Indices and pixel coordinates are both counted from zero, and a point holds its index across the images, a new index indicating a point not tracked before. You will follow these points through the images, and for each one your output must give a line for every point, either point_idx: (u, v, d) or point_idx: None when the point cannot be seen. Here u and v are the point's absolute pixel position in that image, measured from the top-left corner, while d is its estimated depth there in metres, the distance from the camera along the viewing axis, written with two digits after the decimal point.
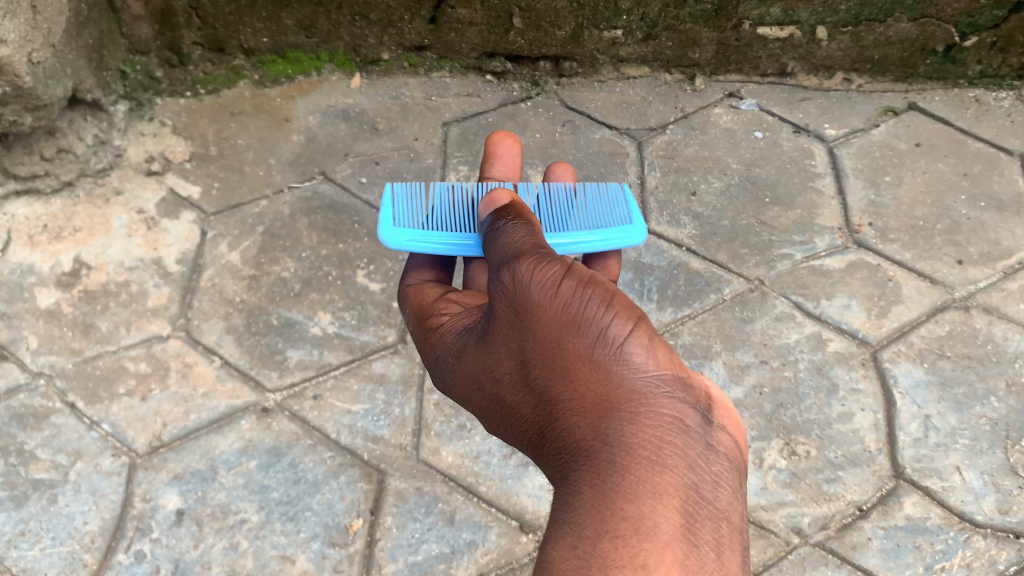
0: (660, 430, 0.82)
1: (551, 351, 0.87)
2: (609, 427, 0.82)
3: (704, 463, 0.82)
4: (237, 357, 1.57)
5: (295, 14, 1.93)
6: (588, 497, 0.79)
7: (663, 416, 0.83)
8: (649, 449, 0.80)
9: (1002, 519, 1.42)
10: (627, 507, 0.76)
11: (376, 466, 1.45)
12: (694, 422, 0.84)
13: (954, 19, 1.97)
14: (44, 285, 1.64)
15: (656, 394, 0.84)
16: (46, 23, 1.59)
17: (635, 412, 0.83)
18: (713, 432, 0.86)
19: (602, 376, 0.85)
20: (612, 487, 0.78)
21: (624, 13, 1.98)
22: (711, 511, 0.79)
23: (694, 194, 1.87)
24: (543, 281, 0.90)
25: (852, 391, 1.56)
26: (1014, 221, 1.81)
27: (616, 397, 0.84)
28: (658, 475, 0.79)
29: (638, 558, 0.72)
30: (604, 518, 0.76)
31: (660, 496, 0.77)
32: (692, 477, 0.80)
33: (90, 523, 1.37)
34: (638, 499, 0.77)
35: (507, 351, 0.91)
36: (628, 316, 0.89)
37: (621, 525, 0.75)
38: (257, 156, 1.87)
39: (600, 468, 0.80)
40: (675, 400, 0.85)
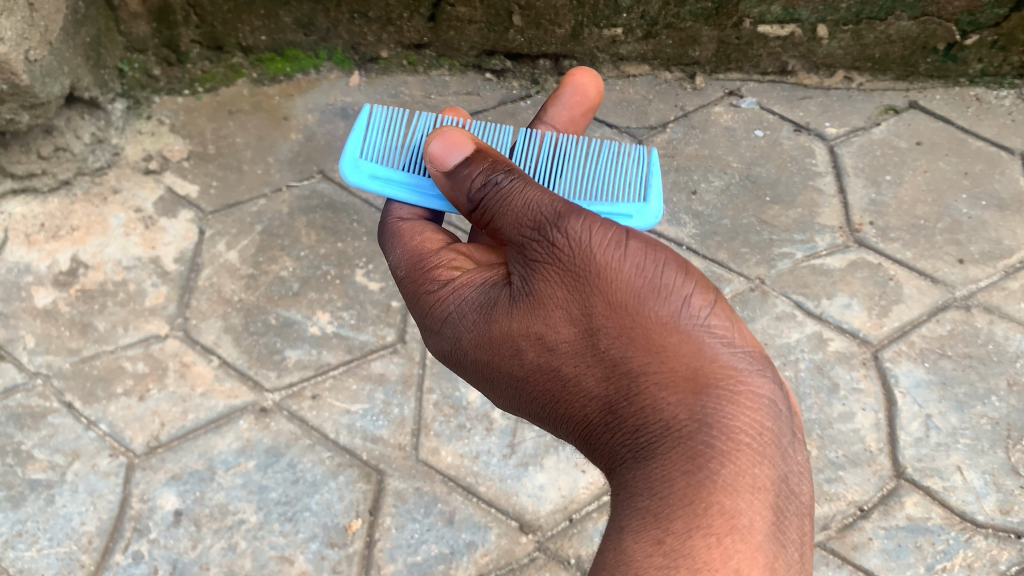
0: (755, 416, 0.77)
1: (628, 320, 0.80)
2: (704, 408, 0.76)
3: (790, 451, 0.78)
4: (235, 357, 1.56)
5: (293, 12, 1.92)
6: (677, 483, 0.73)
7: (757, 400, 0.78)
8: (746, 435, 0.75)
9: (1002, 519, 1.42)
10: (723, 500, 0.71)
11: (375, 466, 1.44)
12: (779, 407, 0.80)
13: (955, 18, 1.96)
14: (41, 284, 1.63)
15: (743, 373, 0.79)
16: (43, 21, 1.58)
17: (725, 394, 0.77)
18: (792, 422, 0.82)
19: (688, 353, 0.79)
20: (707, 476, 0.72)
21: (624, 10, 1.97)
22: (796, 506, 0.75)
23: (694, 193, 1.86)
24: (614, 245, 0.83)
25: (853, 390, 1.56)
26: (1015, 220, 1.81)
27: (705, 375, 0.78)
28: (755, 466, 0.74)
29: (731, 559, 0.68)
30: (698, 510, 0.71)
31: (757, 491, 0.72)
32: (783, 469, 0.76)
33: (87, 524, 1.36)
34: (736, 492, 0.71)
35: (573, 317, 0.83)
36: (708, 289, 0.83)
37: (716, 520, 0.70)
38: (255, 154, 1.87)
39: (688, 452, 0.74)
40: (764, 384, 0.80)
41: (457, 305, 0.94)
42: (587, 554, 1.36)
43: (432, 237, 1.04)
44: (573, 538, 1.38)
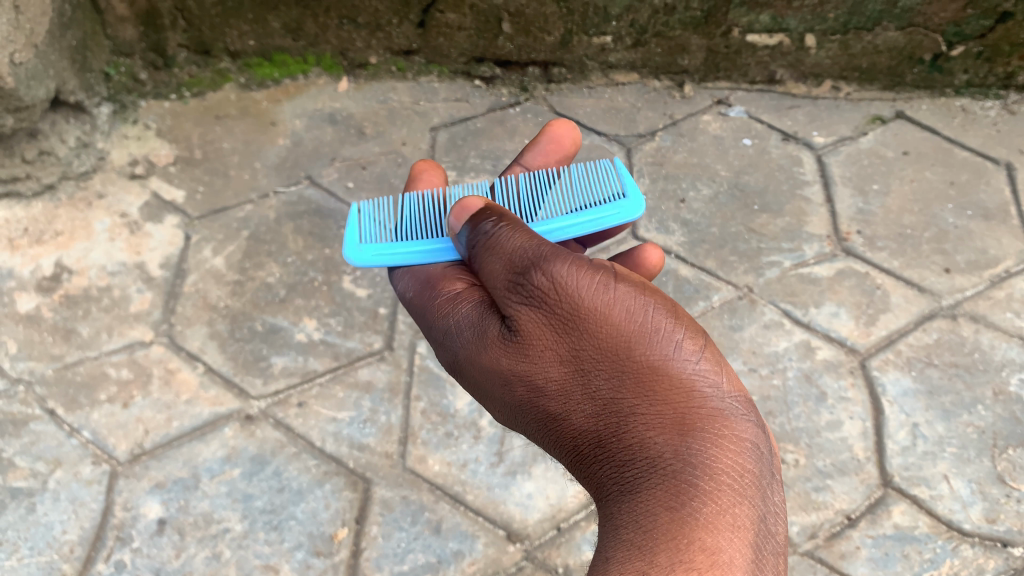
0: (740, 454, 0.76)
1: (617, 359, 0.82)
2: (690, 447, 0.76)
3: (773, 496, 0.77)
4: (221, 363, 1.54)
5: (281, 17, 1.92)
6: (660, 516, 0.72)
7: (741, 439, 0.78)
8: (731, 476, 0.74)
9: (989, 528, 1.42)
10: (705, 537, 0.70)
11: (361, 475, 1.43)
12: (765, 453, 0.80)
13: (941, 29, 1.98)
14: (24, 289, 1.61)
15: (732, 418, 0.79)
16: (29, 23, 1.56)
17: (712, 434, 0.77)
18: (772, 462, 0.82)
19: (676, 394, 0.79)
20: (690, 513, 0.72)
21: (613, 19, 1.97)
22: (775, 547, 0.74)
23: (682, 201, 1.87)
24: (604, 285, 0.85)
25: (841, 399, 1.56)
26: (1001, 229, 1.82)
27: (692, 417, 0.78)
28: (736, 505, 0.73)
29: None
30: (680, 545, 0.69)
31: (737, 529, 0.71)
32: (763, 510, 0.75)
33: (69, 533, 1.34)
34: (717, 529, 0.70)
35: (563, 350, 0.84)
36: (698, 333, 0.85)
37: (697, 556, 0.69)
38: (242, 159, 1.86)
39: (674, 490, 0.74)
40: (749, 423, 0.80)
41: (457, 325, 0.94)
42: (575, 563, 1.35)
43: None
44: (561, 548, 1.37)
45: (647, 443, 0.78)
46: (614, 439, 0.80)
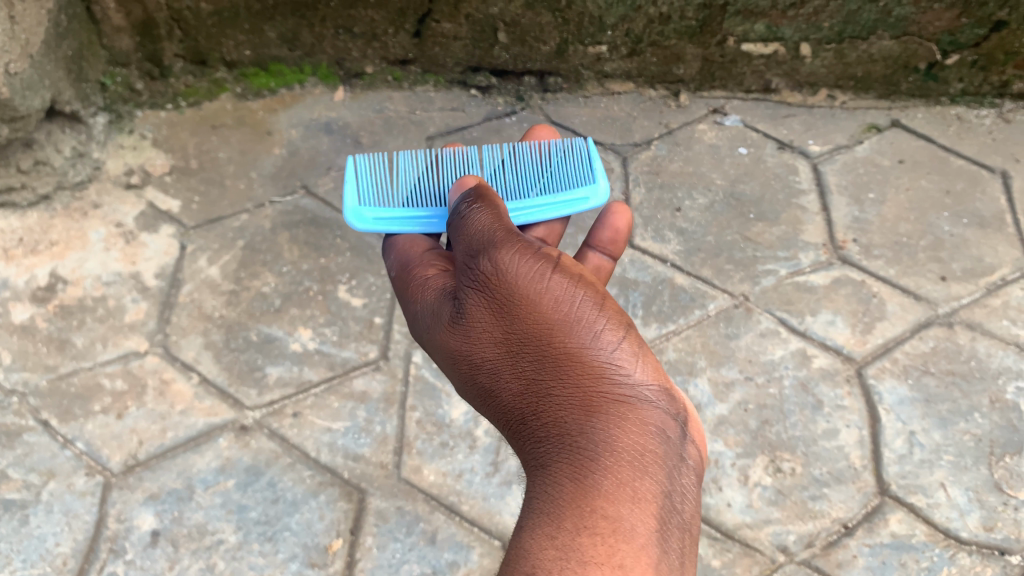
0: (644, 435, 0.86)
1: (541, 347, 0.93)
2: (597, 426, 0.86)
3: (678, 475, 0.86)
4: (215, 373, 1.54)
5: (277, 27, 1.92)
6: (567, 485, 0.82)
7: (648, 422, 0.88)
8: (631, 454, 0.84)
9: (986, 537, 1.41)
10: (606, 507, 0.79)
11: (356, 485, 1.42)
12: (672, 436, 0.89)
13: (935, 37, 1.98)
14: (18, 299, 1.61)
15: (642, 405, 0.89)
16: (24, 34, 1.57)
17: (620, 415, 0.87)
18: (686, 446, 0.91)
19: (590, 378, 0.90)
20: (594, 485, 0.81)
21: (609, 28, 1.98)
22: (681, 522, 0.82)
23: (678, 210, 1.87)
24: (537, 276, 0.96)
25: (837, 408, 1.55)
26: (996, 237, 1.82)
27: (602, 398, 0.89)
28: (638, 480, 0.81)
29: (616, 557, 0.74)
30: (582, 512, 0.78)
31: (638, 501, 0.80)
32: (668, 486, 0.84)
33: (62, 545, 1.34)
34: (618, 500, 0.79)
35: (494, 333, 0.95)
36: (620, 326, 0.95)
37: (598, 523, 0.77)
38: (238, 169, 1.86)
39: (584, 460, 0.84)
40: (659, 409, 0.90)
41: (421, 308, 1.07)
42: None
43: (417, 242, 1.20)
44: None
45: (561, 420, 0.89)
46: (534, 416, 0.91)
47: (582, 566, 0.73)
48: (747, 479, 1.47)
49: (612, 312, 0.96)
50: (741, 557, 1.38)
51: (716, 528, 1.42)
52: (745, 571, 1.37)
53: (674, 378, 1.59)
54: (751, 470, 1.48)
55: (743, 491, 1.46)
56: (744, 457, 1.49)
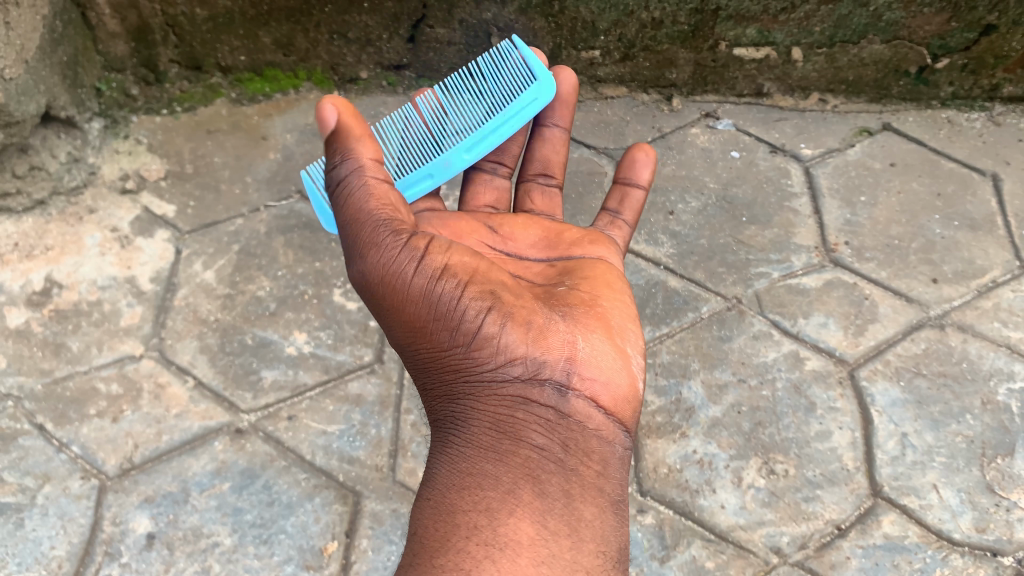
0: (503, 409, 1.00)
1: (410, 340, 1.05)
2: (467, 403, 1.02)
3: (550, 431, 0.99)
4: (211, 377, 1.54)
5: (272, 32, 1.93)
6: (444, 456, 1.01)
7: (506, 397, 1.01)
8: (492, 425, 0.99)
9: (979, 537, 1.42)
10: (474, 472, 0.96)
11: (351, 488, 1.43)
12: (540, 399, 1.01)
13: (926, 42, 2.00)
14: (14, 304, 1.61)
15: (506, 378, 1.01)
16: (20, 39, 1.57)
17: (481, 393, 1.02)
18: (565, 400, 1.01)
19: (455, 360, 1.02)
20: (462, 458, 0.98)
21: (602, 33, 1.99)
22: (555, 469, 0.96)
23: (671, 213, 1.88)
24: (394, 262, 0.99)
25: (830, 409, 1.56)
26: (987, 240, 1.83)
27: (470, 377, 1.02)
28: (505, 446, 0.97)
29: (483, 506, 0.93)
30: (455, 478, 0.97)
31: (504, 461, 0.96)
32: (538, 444, 0.97)
33: (57, 548, 1.34)
34: (484, 462, 0.97)
35: (385, 324, 1.08)
36: (480, 301, 1.00)
37: (467, 485, 0.95)
38: (233, 174, 1.86)
39: (454, 436, 1.02)
40: (519, 379, 1.01)
41: None
42: None
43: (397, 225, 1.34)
44: None
45: (443, 400, 1.06)
46: (431, 397, 1.08)
47: (453, 518, 0.93)
48: (741, 480, 1.48)
49: (474, 285, 1.02)
50: (734, 558, 1.39)
51: (710, 529, 1.42)
52: (739, 572, 1.38)
53: (668, 381, 1.59)
54: (745, 472, 1.49)
55: (737, 493, 1.46)
56: (737, 459, 1.50)
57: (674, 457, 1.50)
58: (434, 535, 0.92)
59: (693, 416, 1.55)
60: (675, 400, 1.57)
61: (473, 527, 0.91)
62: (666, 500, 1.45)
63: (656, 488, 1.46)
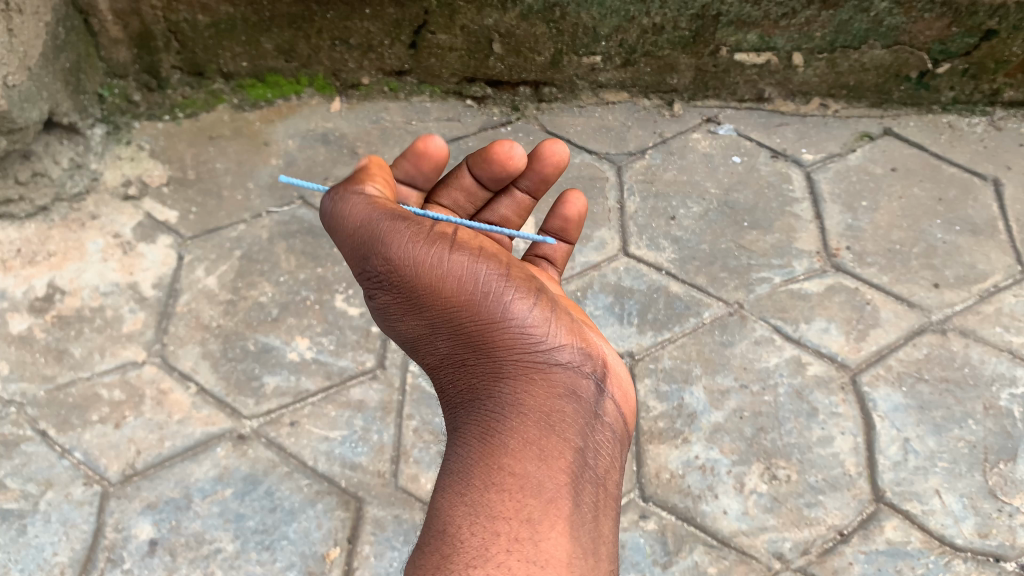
0: (548, 398, 1.04)
1: (455, 318, 1.08)
2: (505, 392, 1.04)
3: (589, 430, 1.04)
4: (213, 383, 1.55)
5: (274, 38, 1.94)
6: (479, 445, 1.01)
7: (555, 384, 1.05)
8: (534, 417, 1.02)
9: (981, 543, 1.42)
10: (513, 469, 0.97)
11: (354, 494, 1.43)
12: (584, 393, 1.06)
13: (927, 47, 2.00)
14: (16, 310, 1.61)
15: (556, 365, 1.06)
16: (23, 46, 1.58)
17: (529, 378, 1.05)
18: (602, 403, 1.08)
19: (502, 345, 1.07)
20: (502, 449, 0.99)
21: (603, 39, 2.00)
22: (590, 472, 1.00)
23: (672, 218, 1.88)
24: (431, 258, 1.07)
25: (832, 415, 1.56)
26: (989, 245, 1.83)
27: (512, 364, 1.06)
28: (544, 441, 1.00)
29: (522, 511, 0.94)
30: (492, 475, 0.97)
31: (544, 460, 0.98)
32: (579, 444, 1.01)
33: (60, 554, 1.34)
34: (524, 460, 0.98)
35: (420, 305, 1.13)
36: (529, 291, 1.09)
37: (506, 483, 0.96)
38: (235, 180, 1.87)
39: (495, 424, 1.02)
40: (567, 371, 1.06)
41: None
42: None
43: None
44: None
45: (477, 386, 1.07)
46: (463, 379, 1.09)
47: (493, 522, 0.92)
48: (743, 486, 1.48)
49: (519, 276, 1.10)
50: (737, 564, 1.39)
51: (712, 535, 1.42)
52: None
53: (670, 386, 1.59)
54: (747, 478, 1.49)
55: (739, 499, 1.46)
56: (740, 464, 1.50)
57: (676, 463, 1.50)
58: (469, 541, 0.91)
59: (695, 422, 1.55)
60: (677, 405, 1.57)
61: (514, 538, 0.91)
62: (668, 505, 1.45)
63: (658, 493, 1.46)
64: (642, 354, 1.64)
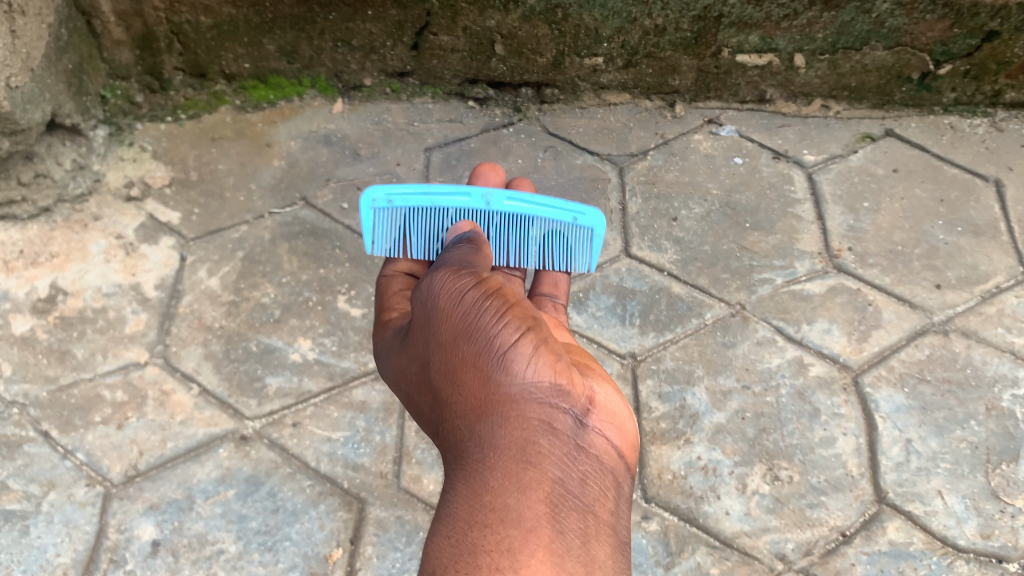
0: (527, 431, 0.89)
1: (444, 361, 0.97)
2: (484, 429, 0.90)
3: (574, 463, 0.89)
4: (215, 384, 1.55)
5: (276, 40, 1.94)
6: (453, 495, 0.85)
7: (532, 418, 0.91)
8: (513, 451, 0.87)
9: (984, 544, 1.42)
10: (494, 507, 0.81)
11: (356, 495, 1.42)
12: (564, 426, 0.92)
13: (928, 48, 2.00)
14: (19, 311, 1.61)
15: (530, 401, 0.93)
16: (25, 48, 1.58)
17: (507, 413, 0.91)
18: (586, 434, 0.93)
19: (481, 382, 0.94)
20: (483, 489, 0.84)
21: (605, 40, 2.00)
22: (579, 503, 0.84)
23: (674, 219, 1.88)
24: (452, 294, 1.01)
25: (834, 416, 1.56)
26: (990, 246, 1.83)
27: (492, 402, 0.93)
28: (526, 472, 0.85)
29: (504, 543, 0.78)
30: (476, 513, 0.81)
31: (525, 491, 0.83)
32: (559, 474, 0.86)
33: (62, 555, 1.34)
34: (504, 494, 0.82)
35: (414, 357, 1.03)
36: (518, 325, 0.99)
37: (491, 522, 0.80)
38: (237, 181, 1.87)
39: (466, 466, 0.88)
40: (546, 405, 0.93)
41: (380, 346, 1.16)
42: None
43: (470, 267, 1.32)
44: None
45: (457, 430, 0.94)
46: (443, 432, 0.96)
47: (474, 557, 0.77)
48: (745, 487, 1.48)
49: (513, 311, 1.00)
50: (740, 564, 1.39)
51: (715, 536, 1.42)
52: None
53: (672, 387, 1.59)
54: (749, 479, 1.48)
55: (741, 500, 1.46)
56: (742, 465, 1.50)
57: (679, 464, 1.50)
58: None
59: (697, 423, 1.55)
60: (679, 406, 1.57)
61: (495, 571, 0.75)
62: (670, 506, 1.45)
63: (660, 494, 1.46)
64: (644, 355, 1.64)
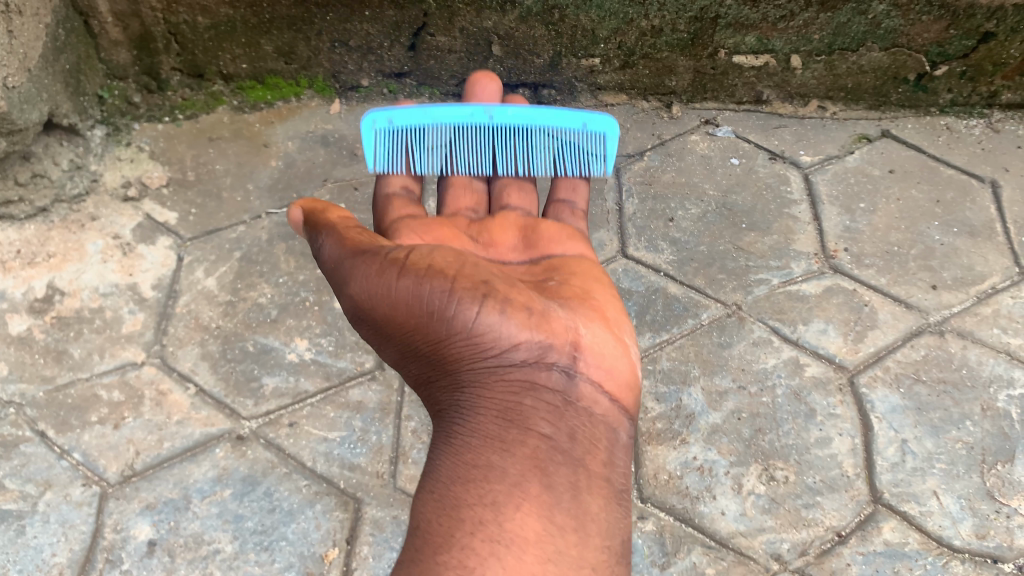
0: (509, 393, 1.00)
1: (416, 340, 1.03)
2: (464, 395, 1.02)
3: (558, 418, 0.99)
4: (212, 384, 1.55)
5: (274, 40, 1.94)
6: (449, 458, 0.99)
7: (513, 380, 1.01)
8: (494, 414, 0.99)
9: (979, 544, 1.42)
10: (479, 467, 0.96)
11: (352, 494, 1.43)
12: (546, 384, 1.01)
13: (924, 49, 2.01)
14: (16, 311, 1.61)
15: (511, 365, 1.01)
16: (23, 48, 1.58)
17: (487, 380, 1.01)
18: (572, 383, 1.02)
19: (458, 354, 1.01)
20: (466, 449, 0.98)
21: (602, 41, 2.00)
22: (562, 457, 0.96)
23: (671, 220, 1.89)
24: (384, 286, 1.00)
25: (830, 416, 1.57)
26: (986, 247, 1.84)
27: (469, 370, 1.02)
28: (511, 433, 0.97)
29: (488, 496, 0.93)
30: (464, 469, 0.97)
31: (510, 448, 0.96)
32: (546, 430, 0.97)
33: (58, 555, 1.34)
34: (488, 454, 0.97)
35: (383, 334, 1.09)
36: (477, 293, 1.00)
37: (474, 478, 0.95)
38: (234, 181, 1.87)
39: (456, 428, 1.01)
40: (527, 366, 1.01)
41: None
42: None
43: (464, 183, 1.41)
44: None
45: (442, 390, 1.05)
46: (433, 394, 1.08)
47: (458, 512, 0.93)
48: (741, 487, 1.48)
49: (466, 279, 1.01)
50: (735, 564, 1.39)
51: (710, 536, 1.42)
52: None
53: (668, 388, 1.60)
54: (745, 479, 1.49)
55: (737, 500, 1.46)
56: (737, 465, 1.50)
57: (674, 464, 1.50)
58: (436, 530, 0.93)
59: (693, 423, 1.55)
60: (675, 406, 1.57)
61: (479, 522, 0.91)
62: (666, 506, 1.45)
63: (656, 494, 1.46)
64: (641, 355, 1.64)
